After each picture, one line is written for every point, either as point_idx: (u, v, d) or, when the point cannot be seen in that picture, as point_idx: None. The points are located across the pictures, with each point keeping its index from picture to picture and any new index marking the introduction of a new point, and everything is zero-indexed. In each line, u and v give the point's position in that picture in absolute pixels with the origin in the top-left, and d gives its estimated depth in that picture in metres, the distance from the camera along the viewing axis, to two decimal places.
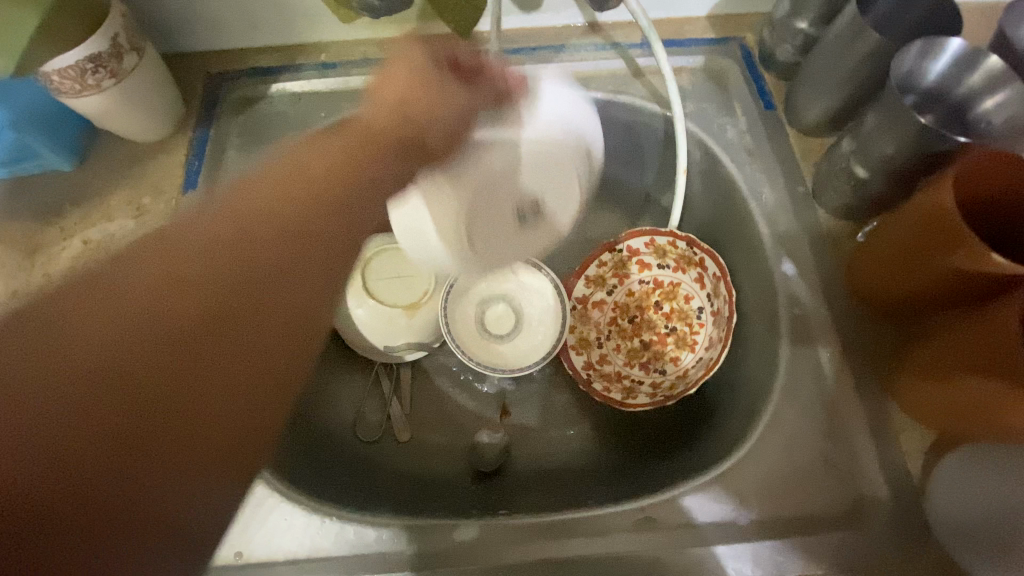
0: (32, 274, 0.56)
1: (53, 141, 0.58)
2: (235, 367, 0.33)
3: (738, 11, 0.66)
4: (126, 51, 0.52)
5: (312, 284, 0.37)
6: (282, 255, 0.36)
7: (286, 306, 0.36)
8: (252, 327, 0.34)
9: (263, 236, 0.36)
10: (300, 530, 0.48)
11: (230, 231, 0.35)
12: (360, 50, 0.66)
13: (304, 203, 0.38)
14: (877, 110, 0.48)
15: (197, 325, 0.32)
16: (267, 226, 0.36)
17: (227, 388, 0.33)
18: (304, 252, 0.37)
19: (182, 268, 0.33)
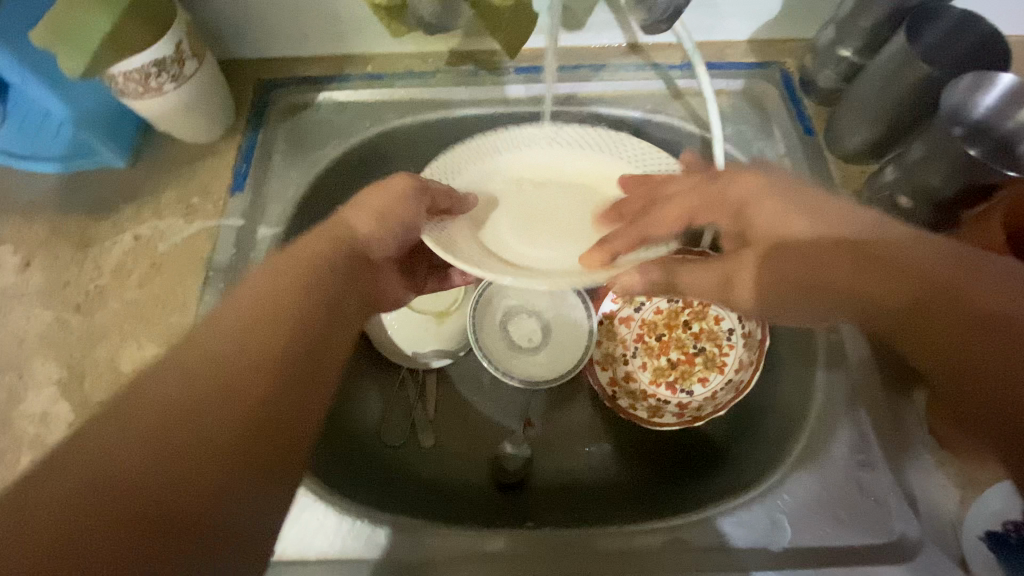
0: (83, 266, 0.58)
1: (109, 142, 0.60)
2: (153, 426, 0.32)
3: (780, 36, 0.67)
4: (186, 58, 0.55)
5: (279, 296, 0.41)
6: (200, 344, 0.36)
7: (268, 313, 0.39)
8: (213, 388, 0.34)
9: (206, 341, 0.37)
10: (332, 529, 0.49)
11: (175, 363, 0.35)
12: (405, 63, 0.68)
13: (268, 300, 0.40)
14: (925, 139, 0.49)
15: (107, 426, 0.32)
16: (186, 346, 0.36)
17: (208, 436, 0.33)
18: (269, 314, 0.39)
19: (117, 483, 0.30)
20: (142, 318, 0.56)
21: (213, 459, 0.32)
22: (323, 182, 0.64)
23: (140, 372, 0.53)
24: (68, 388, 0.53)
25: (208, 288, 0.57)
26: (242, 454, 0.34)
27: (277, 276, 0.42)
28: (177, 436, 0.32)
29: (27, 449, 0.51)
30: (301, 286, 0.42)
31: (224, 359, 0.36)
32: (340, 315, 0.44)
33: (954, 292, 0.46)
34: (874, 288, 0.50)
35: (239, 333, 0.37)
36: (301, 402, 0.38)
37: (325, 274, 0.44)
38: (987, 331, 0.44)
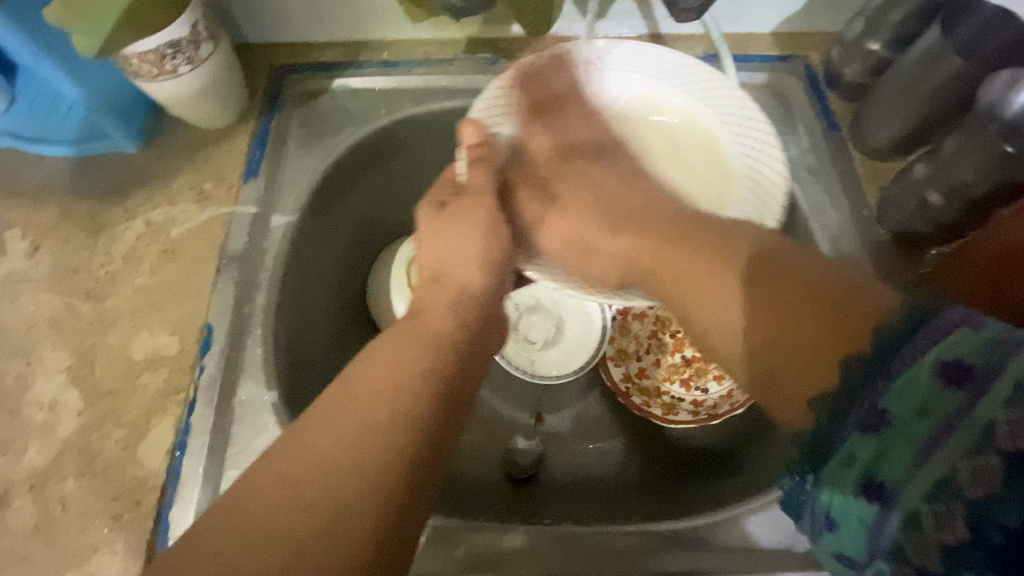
0: (94, 251, 0.57)
1: (121, 125, 0.59)
2: (295, 539, 0.33)
3: (805, 29, 0.66)
4: (202, 40, 0.54)
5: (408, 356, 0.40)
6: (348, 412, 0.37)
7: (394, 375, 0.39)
8: (336, 484, 0.34)
9: (326, 443, 0.36)
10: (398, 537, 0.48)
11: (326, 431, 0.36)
12: (422, 50, 0.67)
13: (384, 389, 0.38)
14: (959, 136, 0.48)
15: (241, 538, 0.33)
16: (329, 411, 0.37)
17: (342, 543, 0.33)
18: (394, 412, 0.37)
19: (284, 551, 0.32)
20: (153, 305, 0.55)
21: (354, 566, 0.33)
22: (338, 171, 0.63)
23: (152, 360, 0.52)
24: (78, 375, 0.52)
25: (222, 276, 0.56)
26: (374, 571, 0.34)
27: (390, 361, 0.40)
28: (312, 552, 0.32)
29: (37, 436, 0.50)
30: (424, 367, 0.40)
31: (348, 459, 0.35)
32: (458, 389, 0.41)
33: (806, 294, 0.36)
34: (717, 283, 0.42)
35: (358, 430, 0.36)
36: (426, 491, 0.37)
37: (438, 355, 0.41)
38: (803, 326, 0.35)
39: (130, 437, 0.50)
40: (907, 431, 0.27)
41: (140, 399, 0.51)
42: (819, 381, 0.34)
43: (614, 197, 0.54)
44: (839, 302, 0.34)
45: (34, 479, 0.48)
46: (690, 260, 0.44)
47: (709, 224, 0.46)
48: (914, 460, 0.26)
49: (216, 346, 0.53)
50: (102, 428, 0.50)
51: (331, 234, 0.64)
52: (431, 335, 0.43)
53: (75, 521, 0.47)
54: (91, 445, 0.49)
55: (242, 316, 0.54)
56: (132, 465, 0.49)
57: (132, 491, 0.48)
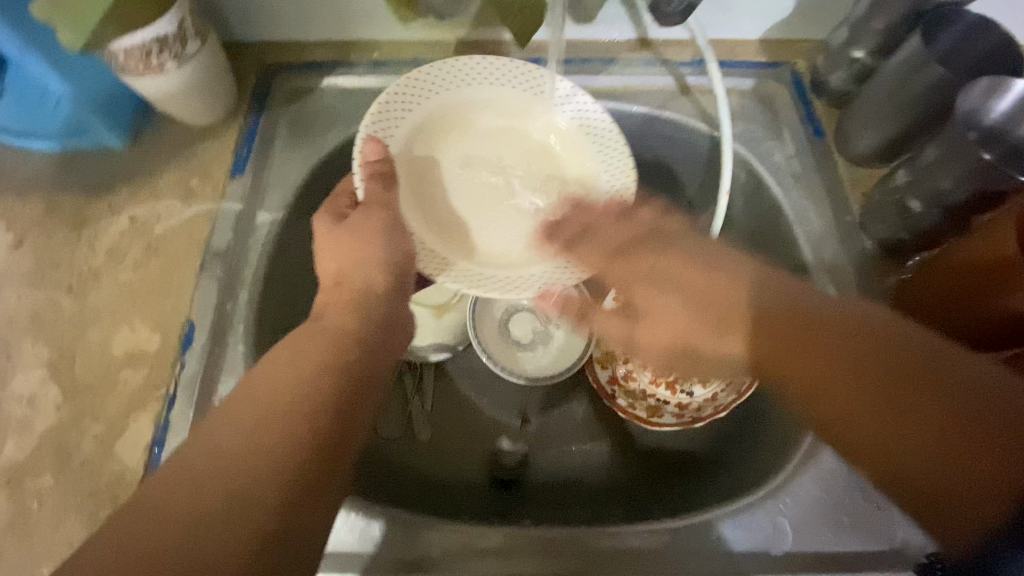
0: (77, 246, 0.57)
1: (108, 121, 0.59)
2: (199, 514, 0.34)
3: (792, 36, 0.67)
4: (189, 38, 0.54)
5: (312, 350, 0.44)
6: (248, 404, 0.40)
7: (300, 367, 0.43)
8: (241, 465, 0.36)
9: (227, 435, 0.38)
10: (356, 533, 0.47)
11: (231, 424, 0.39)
12: (412, 51, 0.67)
13: (285, 389, 0.41)
14: (939, 143, 0.49)
15: (145, 528, 0.34)
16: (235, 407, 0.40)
17: (242, 514, 0.35)
18: (294, 398, 0.40)
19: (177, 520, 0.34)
20: (136, 301, 0.55)
21: (257, 538, 0.34)
22: (324, 170, 0.63)
23: (132, 356, 0.52)
24: (57, 370, 0.52)
25: (206, 273, 0.56)
26: (279, 529, 0.35)
27: (289, 359, 0.43)
28: (213, 525, 0.34)
29: (14, 431, 0.50)
30: (326, 359, 0.44)
31: (250, 441, 0.38)
32: (362, 384, 0.45)
33: (856, 338, 0.44)
34: (840, 394, 0.44)
35: (259, 422, 0.39)
36: (332, 464, 0.40)
37: (344, 354, 0.45)
38: (931, 424, 0.40)
39: (108, 433, 0.49)
40: None
41: (120, 395, 0.51)
42: (983, 495, 0.38)
43: (694, 290, 0.55)
44: (938, 366, 0.41)
45: (9, 474, 0.48)
46: (713, 330, 0.53)
47: (807, 331, 0.46)
48: None
49: (197, 343, 0.53)
50: (80, 423, 0.50)
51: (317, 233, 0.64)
52: (337, 333, 0.47)
53: (50, 517, 0.47)
54: (68, 440, 0.49)
55: (224, 314, 0.54)
56: (109, 461, 0.48)
57: (108, 488, 0.48)
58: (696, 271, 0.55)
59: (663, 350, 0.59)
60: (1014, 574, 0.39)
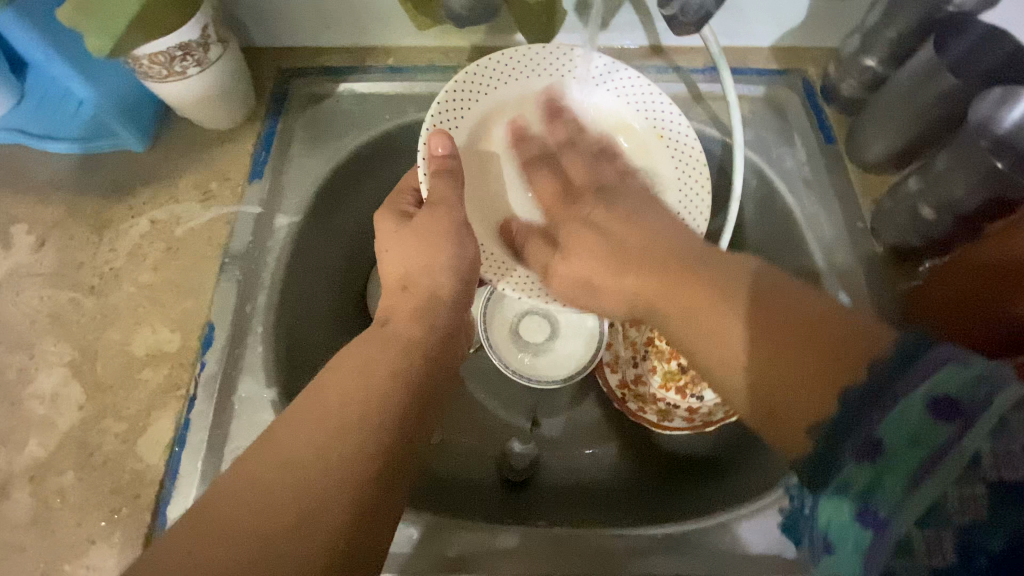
0: (98, 247, 0.58)
1: (129, 124, 0.60)
2: (279, 519, 0.35)
3: (803, 44, 0.67)
4: (211, 43, 0.55)
5: (376, 359, 0.44)
6: (319, 408, 0.40)
7: (361, 373, 0.42)
8: (317, 475, 0.37)
9: (302, 442, 0.38)
10: None
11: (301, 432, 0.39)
12: (427, 57, 0.68)
13: (355, 398, 0.41)
14: (951, 151, 0.49)
15: (226, 527, 0.35)
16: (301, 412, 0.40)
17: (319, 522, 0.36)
18: (366, 409, 0.40)
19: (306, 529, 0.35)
20: (155, 302, 0.55)
21: (332, 552, 0.36)
22: (340, 173, 0.64)
23: (153, 356, 0.53)
24: (79, 370, 0.53)
25: (225, 274, 0.56)
26: (351, 543, 0.37)
27: (356, 371, 0.42)
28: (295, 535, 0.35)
29: (37, 429, 0.50)
30: (389, 368, 0.43)
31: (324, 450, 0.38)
32: (424, 398, 0.44)
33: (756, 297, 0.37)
34: (715, 320, 0.38)
35: (331, 431, 0.39)
36: (398, 473, 0.40)
37: (406, 363, 0.44)
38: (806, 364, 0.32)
39: (129, 431, 0.50)
40: (900, 459, 0.26)
41: (140, 394, 0.52)
42: (819, 408, 0.31)
43: (626, 241, 0.49)
44: (834, 331, 0.33)
45: (32, 472, 0.49)
46: (638, 275, 0.46)
47: (709, 260, 0.42)
48: (904, 487, 0.26)
49: (216, 343, 0.54)
50: (101, 422, 0.51)
51: (331, 235, 0.65)
52: (403, 344, 0.46)
53: (72, 514, 0.47)
54: (90, 439, 0.50)
55: (243, 314, 0.55)
56: (130, 459, 0.49)
57: (129, 486, 0.48)
58: (633, 228, 0.50)
59: (574, 285, 0.52)
60: (840, 517, 0.29)
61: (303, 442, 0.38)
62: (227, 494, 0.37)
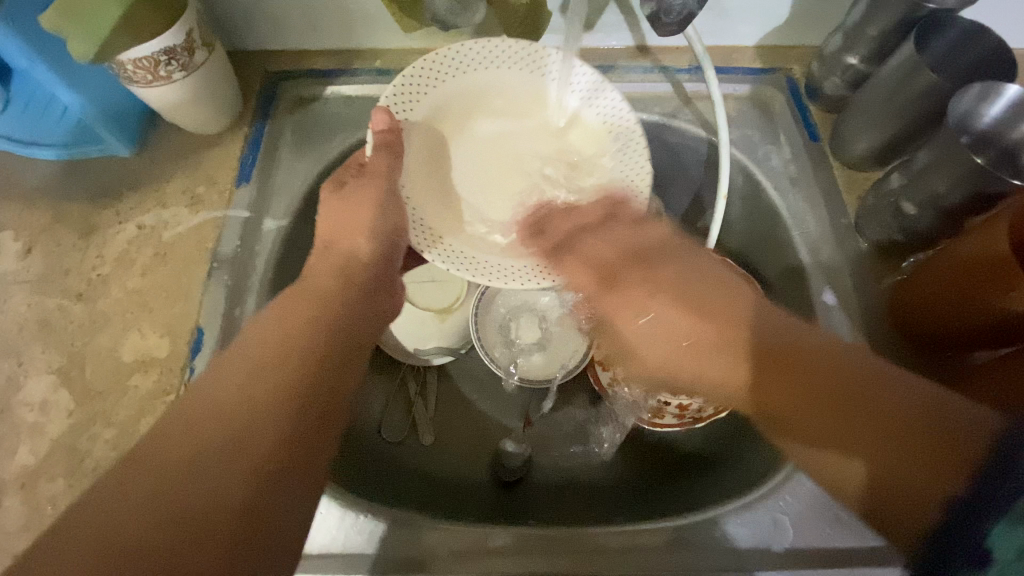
0: (86, 253, 0.58)
1: (115, 129, 0.60)
2: (180, 465, 0.36)
3: (787, 43, 0.68)
4: (197, 47, 0.55)
5: (300, 311, 0.46)
6: (248, 363, 0.42)
7: (287, 325, 0.45)
8: (218, 433, 0.37)
9: (210, 396, 0.40)
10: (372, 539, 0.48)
11: (225, 390, 0.40)
12: (414, 59, 0.68)
13: (267, 365, 0.42)
14: (931, 148, 0.50)
15: (147, 475, 0.36)
16: (223, 368, 0.42)
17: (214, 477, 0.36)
18: (275, 368, 0.42)
19: (207, 491, 0.35)
20: (144, 308, 0.55)
21: (235, 509, 0.35)
22: (329, 175, 0.64)
23: (142, 361, 0.53)
24: (68, 377, 0.53)
25: (213, 278, 0.56)
26: (257, 501, 0.36)
27: (279, 320, 0.45)
28: (192, 479, 0.35)
29: (27, 437, 0.50)
30: (311, 318, 0.46)
31: (236, 404, 0.39)
32: (341, 361, 0.45)
33: (789, 358, 0.44)
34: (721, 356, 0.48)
35: (240, 389, 0.40)
36: (321, 430, 0.41)
37: (328, 317, 0.47)
38: (911, 441, 0.39)
39: (119, 437, 0.50)
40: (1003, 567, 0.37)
41: (130, 400, 0.51)
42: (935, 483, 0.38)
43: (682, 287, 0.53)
44: (931, 416, 0.39)
45: (23, 479, 0.49)
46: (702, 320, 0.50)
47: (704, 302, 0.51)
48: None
49: (205, 347, 0.54)
50: (91, 428, 0.50)
51: (321, 238, 0.65)
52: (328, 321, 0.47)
53: None
54: (79, 445, 0.50)
55: (232, 318, 0.55)
56: None
57: None
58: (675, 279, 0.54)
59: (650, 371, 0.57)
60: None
61: (219, 398, 0.39)
62: (148, 445, 0.37)
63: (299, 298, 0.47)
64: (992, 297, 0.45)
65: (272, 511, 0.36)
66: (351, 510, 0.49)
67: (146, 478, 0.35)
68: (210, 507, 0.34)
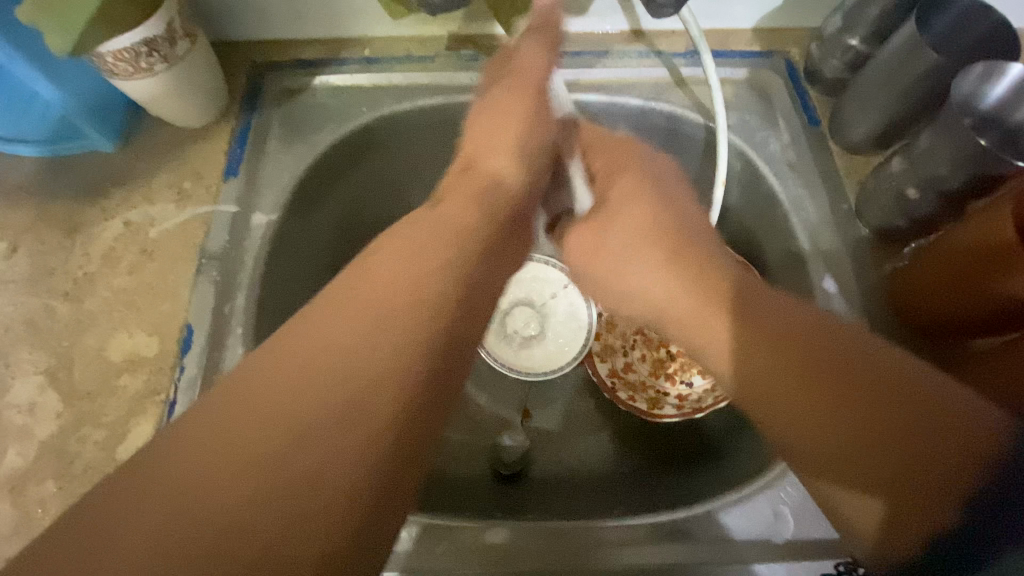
0: (71, 251, 0.57)
1: (98, 124, 0.58)
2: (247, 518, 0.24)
3: (785, 25, 0.66)
4: (178, 38, 0.53)
5: (439, 251, 0.36)
6: (367, 307, 0.32)
7: (414, 264, 0.34)
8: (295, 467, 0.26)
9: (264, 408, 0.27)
10: None
11: (346, 340, 0.30)
12: (404, 47, 0.66)
13: (352, 356, 0.29)
14: (933, 130, 0.49)
15: (164, 508, 0.24)
16: (332, 306, 0.32)
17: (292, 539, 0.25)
18: (358, 371, 0.29)
19: (305, 486, 0.26)
20: (132, 307, 0.54)
21: (341, 519, 0.26)
22: (318, 168, 0.63)
23: (130, 361, 0.52)
24: (55, 378, 0.52)
25: (202, 276, 0.55)
26: (368, 514, 0.27)
27: (404, 256, 0.35)
28: (296, 469, 0.26)
29: (15, 440, 0.49)
30: (441, 260, 0.35)
31: (311, 424, 0.27)
32: (466, 323, 0.35)
33: (789, 340, 0.35)
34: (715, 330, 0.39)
35: (304, 386, 0.28)
36: (445, 407, 0.32)
37: (454, 254, 0.37)
38: (907, 436, 0.30)
39: (109, 439, 0.49)
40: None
41: (119, 401, 0.51)
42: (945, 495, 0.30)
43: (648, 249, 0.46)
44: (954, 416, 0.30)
45: (11, 483, 0.48)
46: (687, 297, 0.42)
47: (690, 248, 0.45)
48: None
49: (195, 346, 0.53)
50: (80, 430, 0.50)
51: (311, 231, 0.64)
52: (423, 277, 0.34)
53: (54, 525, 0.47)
54: (68, 448, 0.49)
55: (222, 316, 0.54)
56: (111, 467, 0.48)
57: None
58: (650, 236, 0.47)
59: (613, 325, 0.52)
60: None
61: (335, 353, 0.29)
62: (232, 400, 0.27)
63: (413, 228, 0.38)
64: (997, 282, 0.44)
65: (367, 553, 0.27)
66: None
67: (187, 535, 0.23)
68: (314, 518, 0.25)
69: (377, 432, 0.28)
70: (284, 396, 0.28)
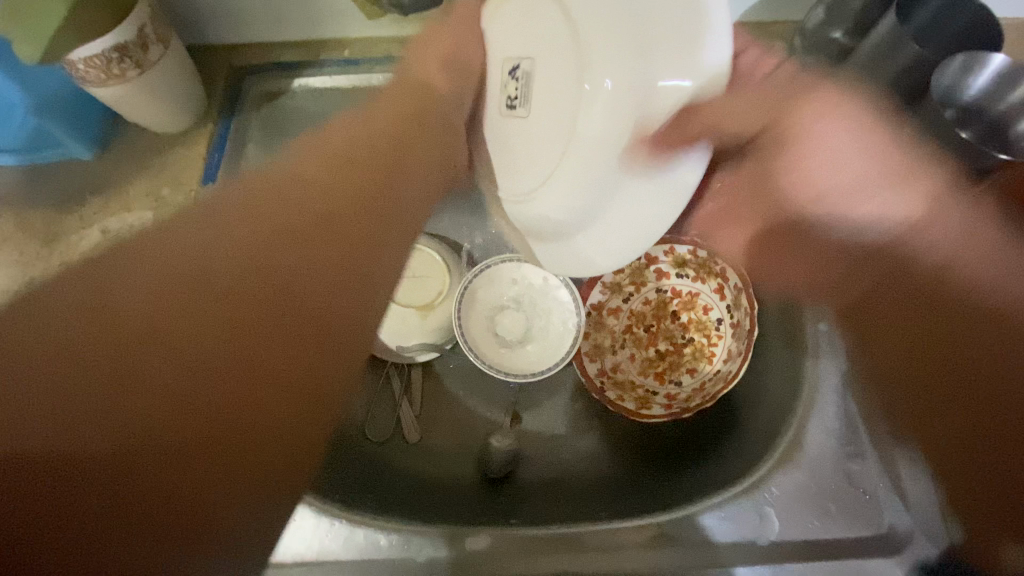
0: (50, 261, 0.56)
1: (73, 132, 0.58)
2: (104, 380, 0.32)
3: (769, 19, 0.66)
4: (151, 43, 0.53)
5: (332, 198, 0.42)
6: (274, 257, 0.38)
7: (306, 212, 0.40)
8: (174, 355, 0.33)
9: (140, 303, 0.34)
10: (351, 545, 0.48)
11: (227, 287, 0.36)
12: (383, 48, 0.66)
13: (263, 263, 0.37)
14: (915, 125, 0.48)
15: (48, 424, 0.30)
16: (241, 250, 0.37)
17: (123, 419, 0.32)
18: (263, 267, 0.37)
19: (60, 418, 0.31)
20: None
21: (235, 454, 0.34)
22: None
23: None
24: None
25: None
26: (250, 454, 0.34)
27: (278, 198, 0.40)
28: (163, 398, 0.33)
29: None
30: (335, 209, 0.41)
31: (146, 308, 0.34)
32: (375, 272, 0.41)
33: None
34: None
35: (200, 253, 0.36)
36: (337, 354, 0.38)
37: (359, 214, 0.42)
38: None
39: None
40: None
41: None
42: None
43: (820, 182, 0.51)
44: None
45: None
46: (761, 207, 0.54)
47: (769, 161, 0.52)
48: None
49: None
50: None
51: None
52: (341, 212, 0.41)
53: None
54: None
55: None
56: None
57: None
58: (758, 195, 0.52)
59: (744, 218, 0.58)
60: None
61: (226, 295, 0.36)
62: (136, 322, 0.33)
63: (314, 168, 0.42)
64: None
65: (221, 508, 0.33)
66: (329, 515, 0.48)
67: (167, 380, 0.33)
68: (196, 449, 0.33)
69: (298, 364, 0.37)
70: (129, 312, 0.33)
